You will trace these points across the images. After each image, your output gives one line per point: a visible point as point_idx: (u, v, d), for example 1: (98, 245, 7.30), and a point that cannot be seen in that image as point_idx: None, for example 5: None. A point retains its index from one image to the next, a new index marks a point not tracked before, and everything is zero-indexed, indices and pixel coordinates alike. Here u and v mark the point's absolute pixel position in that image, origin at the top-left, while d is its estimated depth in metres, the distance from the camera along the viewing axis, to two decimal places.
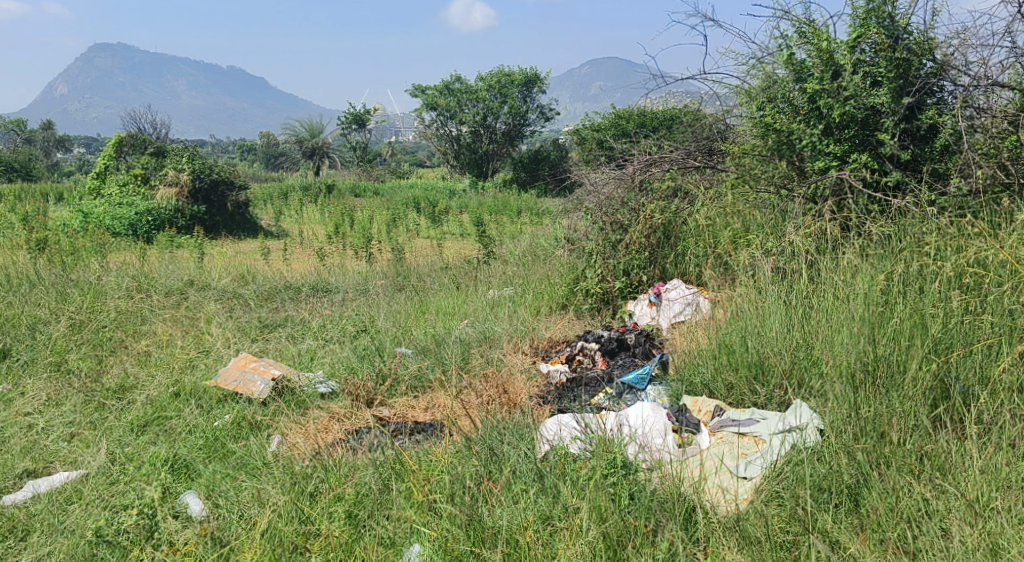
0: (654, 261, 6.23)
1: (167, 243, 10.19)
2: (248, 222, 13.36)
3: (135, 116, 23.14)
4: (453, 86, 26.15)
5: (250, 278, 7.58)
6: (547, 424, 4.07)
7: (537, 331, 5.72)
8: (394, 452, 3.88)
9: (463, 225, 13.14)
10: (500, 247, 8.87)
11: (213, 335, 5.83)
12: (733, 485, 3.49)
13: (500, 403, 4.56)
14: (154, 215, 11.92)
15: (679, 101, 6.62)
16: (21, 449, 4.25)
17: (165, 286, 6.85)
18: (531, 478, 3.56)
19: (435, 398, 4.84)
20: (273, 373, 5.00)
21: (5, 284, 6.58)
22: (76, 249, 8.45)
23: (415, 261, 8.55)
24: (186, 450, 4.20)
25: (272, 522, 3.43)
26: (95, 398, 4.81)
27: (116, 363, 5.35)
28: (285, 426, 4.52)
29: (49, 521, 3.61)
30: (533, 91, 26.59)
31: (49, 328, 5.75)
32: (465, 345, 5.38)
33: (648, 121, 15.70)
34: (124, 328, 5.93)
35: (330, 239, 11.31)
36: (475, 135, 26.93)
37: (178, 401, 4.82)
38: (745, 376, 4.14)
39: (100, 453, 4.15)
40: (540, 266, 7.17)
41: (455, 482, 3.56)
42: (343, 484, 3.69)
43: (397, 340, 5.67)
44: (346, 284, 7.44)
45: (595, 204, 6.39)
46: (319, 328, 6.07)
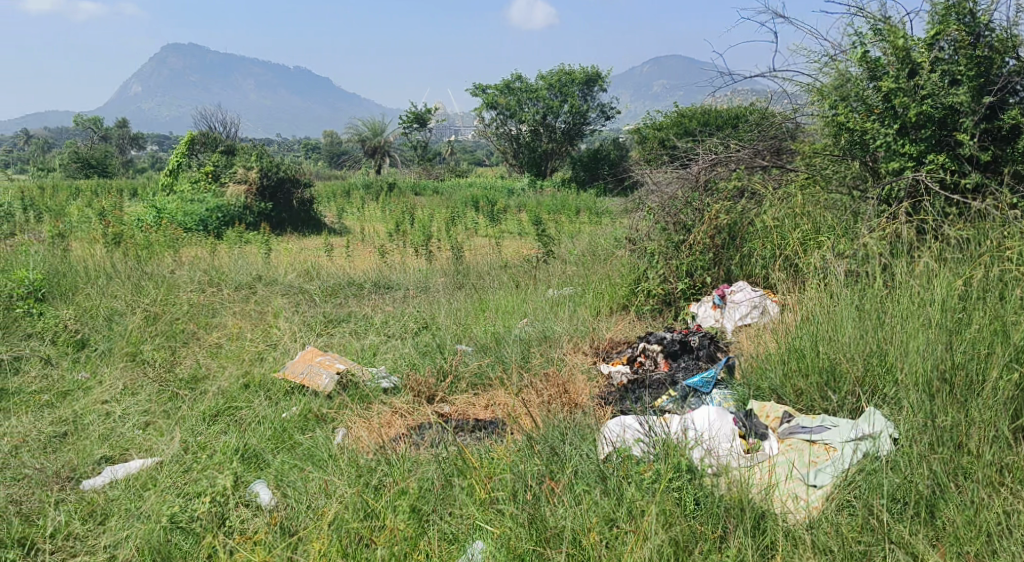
0: (718, 262, 6.10)
1: (236, 239, 10.46)
2: (313, 219, 13.61)
3: (205, 115, 23.78)
4: (514, 85, 26.23)
5: (315, 273, 7.72)
6: (610, 425, 4.02)
7: (598, 331, 5.69)
8: (458, 448, 3.91)
9: (522, 224, 13.17)
10: (559, 247, 8.82)
11: (281, 329, 5.96)
12: (804, 493, 3.41)
13: (562, 403, 4.54)
14: (224, 212, 12.22)
15: (745, 98, 6.61)
16: (100, 435, 4.37)
17: (234, 280, 7.04)
18: (594, 479, 3.54)
19: (496, 396, 4.86)
20: (338, 366, 5.09)
21: (85, 276, 6.82)
22: (150, 244, 8.73)
23: (475, 261, 8.56)
24: (255, 440, 4.30)
25: (339, 514, 3.50)
26: (169, 387, 4.96)
27: (189, 354, 5.49)
28: (350, 419, 4.61)
29: (126, 506, 3.70)
30: (594, 90, 26.47)
31: (125, 320, 5.93)
32: (526, 344, 5.38)
33: (712, 119, 15.50)
34: (196, 321, 6.10)
35: (391, 236, 11.44)
36: (535, 134, 26.89)
37: (248, 392, 4.95)
38: (816, 382, 4.04)
39: (174, 441, 4.27)
40: (600, 266, 7.13)
41: (518, 480, 3.58)
42: (407, 478, 3.74)
43: (458, 338, 5.69)
44: (406, 281, 7.52)
45: (658, 205, 6.34)
46: (382, 324, 6.17)
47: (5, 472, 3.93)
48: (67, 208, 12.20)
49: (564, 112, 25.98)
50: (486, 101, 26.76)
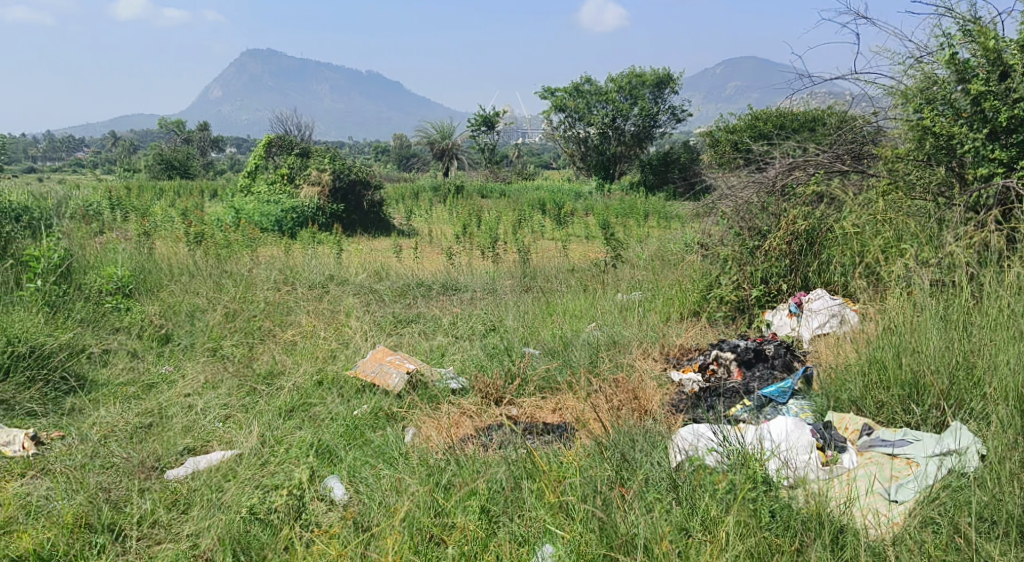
0: (795, 269, 5.94)
1: (310, 240, 10.71)
2: (383, 221, 13.82)
3: (282, 118, 24.40)
4: (583, 87, 26.13)
5: (385, 274, 7.83)
6: (682, 433, 3.97)
7: (669, 337, 5.61)
8: (527, 451, 3.91)
9: (589, 227, 13.11)
10: (628, 251, 8.73)
11: (353, 327, 6.07)
12: (885, 508, 3.33)
13: (632, 409, 4.51)
14: (298, 213, 12.51)
15: (821, 101, 6.37)
16: (182, 427, 4.51)
17: (308, 279, 7.19)
18: (665, 487, 3.51)
19: (564, 400, 4.84)
20: (408, 365, 5.15)
21: (168, 274, 7.05)
22: (229, 244, 8.99)
23: (542, 264, 8.55)
24: (328, 436, 4.39)
25: (411, 511, 3.56)
26: (248, 382, 5.10)
27: (265, 351, 5.64)
28: (420, 418, 4.65)
29: (208, 496, 3.81)
30: (666, 93, 26.02)
31: (206, 316, 6.13)
32: (595, 348, 5.35)
33: (788, 121, 15.17)
34: (273, 318, 6.25)
35: (459, 238, 11.55)
36: (604, 137, 26.75)
37: (321, 389, 5.06)
38: (898, 394, 3.92)
39: (252, 435, 4.39)
40: (670, 272, 7.05)
41: (588, 485, 3.57)
42: (476, 479, 3.78)
43: (526, 341, 5.71)
44: (474, 283, 7.56)
45: (732, 208, 6.27)
46: (450, 325, 6.23)
47: (94, 460, 4.09)
48: (152, 208, 12.67)
49: (634, 114, 25.73)
50: (555, 104, 26.75)
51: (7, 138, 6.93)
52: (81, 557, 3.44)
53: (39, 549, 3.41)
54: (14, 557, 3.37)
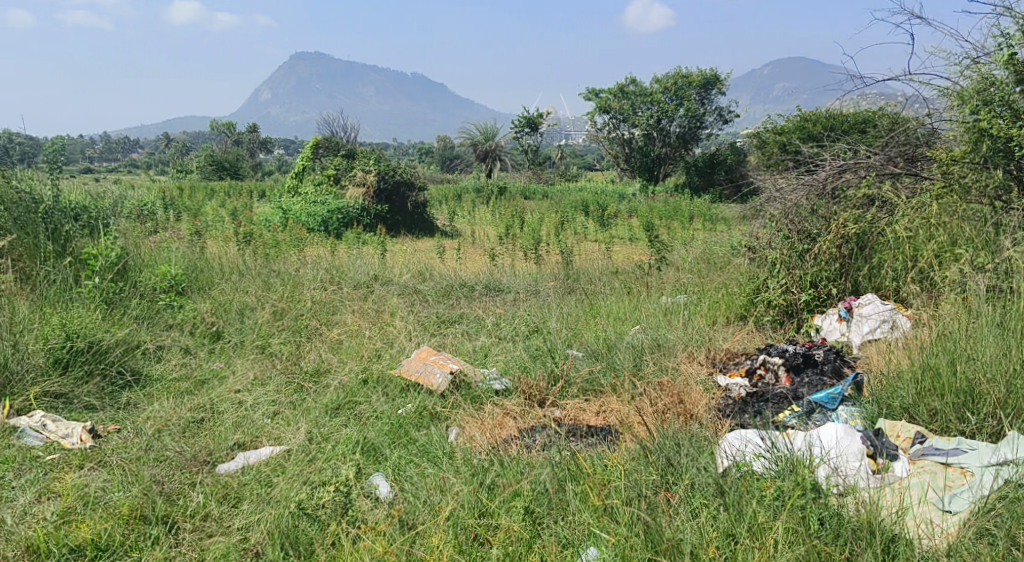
0: (845, 273, 5.87)
1: (355, 240, 10.83)
2: (426, 221, 13.91)
3: (328, 120, 24.73)
4: (628, 88, 26.01)
5: (428, 274, 7.88)
6: (729, 439, 3.93)
7: (715, 341, 5.55)
8: (571, 453, 3.91)
9: (633, 230, 13.03)
10: (673, 253, 8.65)
11: (397, 327, 6.12)
12: (938, 519, 3.27)
13: (677, 413, 4.47)
14: (344, 213, 12.65)
15: (872, 102, 6.23)
16: (233, 423, 4.60)
17: (354, 279, 7.28)
18: (711, 492, 3.49)
19: (608, 402, 4.82)
20: (452, 366, 5.17)
21: (219, 273, 7.19)
22: (277, 244, 9.13)
23: (585, 265, 8.52)
24: (374, 434, 4.44)
25: (455, 511, 3.59)
26: (296, 380, 5.19)
27: (312, 349, 5.73)
28: (463, 418, 4.67)
29: (257, 491, 3.89)
30: (712, 93, 25.80)
31: (256, 314, 6.24)
32: (639, 351, 5.32)
33: (839, 123, 14.90)
34: (319, 317, 6.33)
35: (502, 239, 11.57)
36: (649, 139, 26.57)
37: (366, 388, 5.11)
38: (953, 402, 3.84)
39: (300, 432, 4.46)
40: (715, 275, 6.99)
41: (633, 488, 3.56)
42: (520, 480, 3.79)
43: (570, 343, 5.70)
44: (517, 284, 7.57)
45: (780, 211, 6.19)
46: (493, 326, 6.25)
47: (149, 454, 4.19)
48: (202, 208, 12.93)
49: (679, 116, 25.50)
50: (600, 105, 26.65)
51: (67, 139, 7.14)
52: (137, 548, 3.53)
53: (97, 540, 3.50)
54: (73, 547, 3.47)
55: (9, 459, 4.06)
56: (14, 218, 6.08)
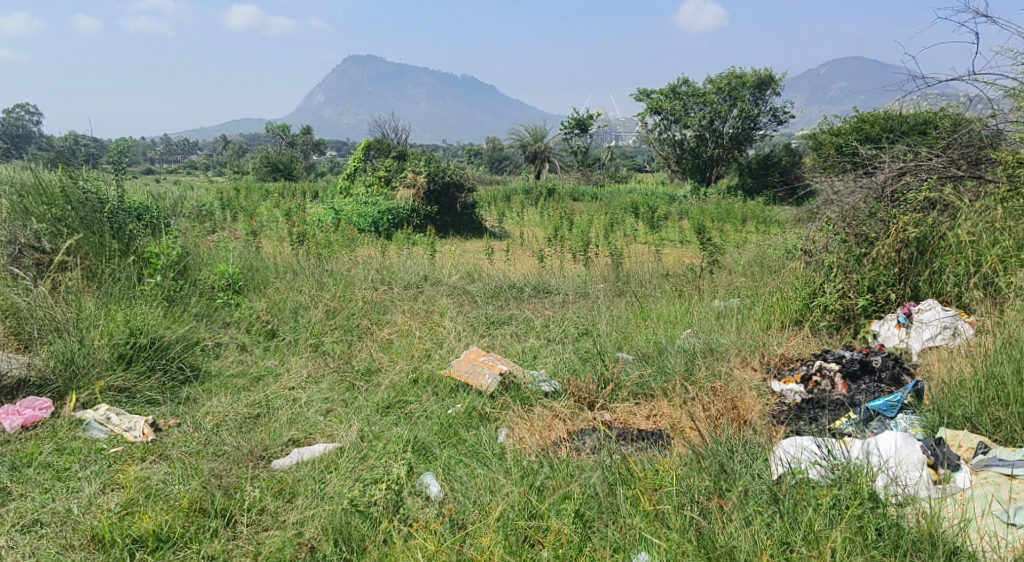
0: (904, 278, 5.73)
1: (405, 242, 10.92)
2: (475, 223, 13.95)
3: (379, 121, 25.01)
4: (680, 89, 25.77)
5: (477, 275, 7.91)
6: (784, 446, 3.88)
7: (769, 345, 5.47)
8: (622, 456, 3.89)
9: (684, 232, 12.89)
10: (725, 256, 8.54)
11: (447, 328, 6.16)
12: (1002, 532, 3.21)
13: (730, 419, 4.42)
14: (394, 214, 12.77)
15: (933, 103, 6.05)
16: (288, 420, 4.68)
17: (404, 280, 7.35)
18: (766, 499, 3.47)
19: (659, 406, 4.78)
20: (501, 367, 5.18)
21: (273, 272, 7.32)
22: (329, 244, 9.26)
23: (635, 268, 8.45)
24: (424, 433, 4.48)
25: (505, 512, 3.61)
26: (348, 378, 5.26)
27: (364, 348, 5.80)
28: (512, 419, 4.67)
29: (311, 487, 3.95)
30: (767, 93, 25.41)
31: (308, 312, 6.34)
32: (691, 355, 5.26)
33: (900, 124, 14.54)
34: (370, 317, 6.41)
35: (551, 241, 11.55)
36: (701, 140, 26.28)
37: (417, 387, 5.16)
38: (1017, 413, 3.79)
39: (352, 429, 4.52)
40: (769, 278, 6.88)
41: (685, 494, 3.56)
42: (570, 482, 3.79)
43: (620, 346, 5.67)
44: (566, 286, 7.56)
45: (837, 214, 6.05)
46: (542, 328, 6.25)
47: (207, 448, 4.29)
48: (257, 209, 13.17)
49: (732, 117, 25.15)
50: (651, 106, 26.44)
51: (131, 141, 7.34)
52: (195, 540, 3.61)
53: (158, 531, 3.60)
54: (136, 538, 3.56)
55: (75, 451, 4.19)
56: (81, 217, 6.24)
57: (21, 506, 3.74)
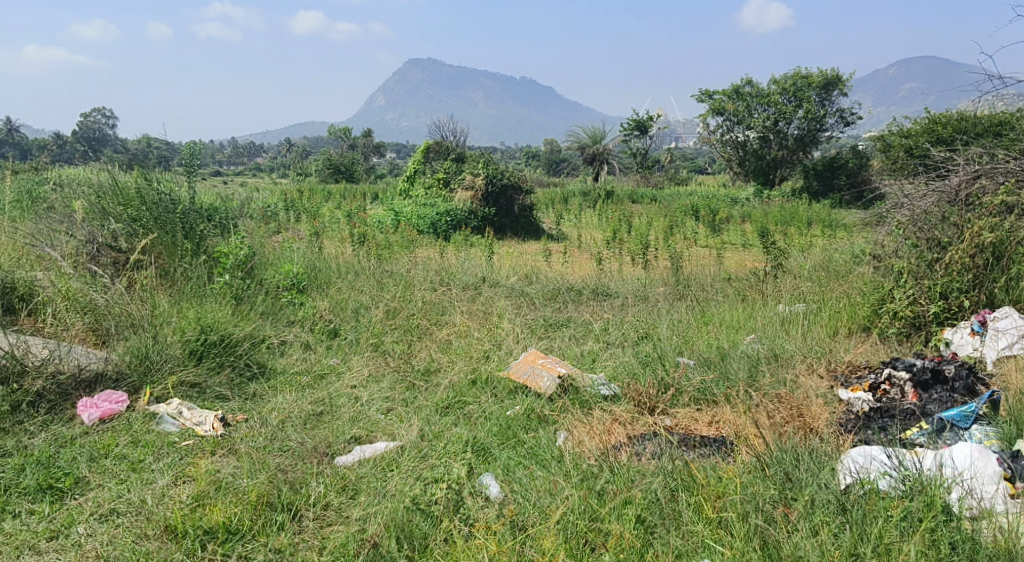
0: (979, 285, 5.53)
1: (462, 243, 10.99)
2: (532, 225, 13.93)
3: (438, 123, 25.25)
4: (744, 90, 25.42)
5: (535, 277, 7.92)
6: (851, 454, 3.78)
7: (836, 353, 5.34)
8: (684, 462, 3.85)
9: (746, 235, 12.69)
10: (789, 260, 8.38)
11: (506, 329, 6.17)
12: None
13: (795, 427, 4.34)
14: (453, 216, 12.86)
15: (1012, 102, 5.82)
16: (350, 417, 4.75)
17: (463, 281, 7.39)
18: (833, 510, 3.43)
19: (721, 413, 4.70)
20: (560, 370, 5.17)
21: (335, 272, 7.45)
22: (389, 246, 9.38)
23: (695, 271, 8.34)
24: (484, 434, 4.50)
25: (566, 515, 3.61)
26: (408, 378, 5.31)
27: (423, 348, 5.85)
28: (571, 422, 4.65)
29: (374, 484, 4.01)
30: (834, 94, 24.86)
31: (369, 312, 6.43)
32: (755, 361, 5.18)
33: (975, 125, 14.06)
34: (429, 317, 6.47)
35: (609, 244, 11.48)
36: (764, 141, 25.82)
37: (475, 388, 5.19)
38: None
39: (413, 428, 4.57)
40: (835, 284, 6.73)
41: (749, 502, 3.52)
42: (630, 487, 3.77)
43: (681, 350, 5.61)
44: (625, 289, 7.52)
45: (908, 218, 5.90)
46: (602, 331, 6.22)
47: (273, 443, 4.39)
48: (319, 210, 13.40)
49: (797, 118, 24.66)
50: (712, 107, 26.09)
51: (201, 144, 7.54)
52: (263, 533, 3.70)
53: (228, 523, 3.69)
54: (207, 529, 3.66)
55: (149, 443, 4.32)
56: (155, 217, 6.45)
57: (99, 496, 3.88)
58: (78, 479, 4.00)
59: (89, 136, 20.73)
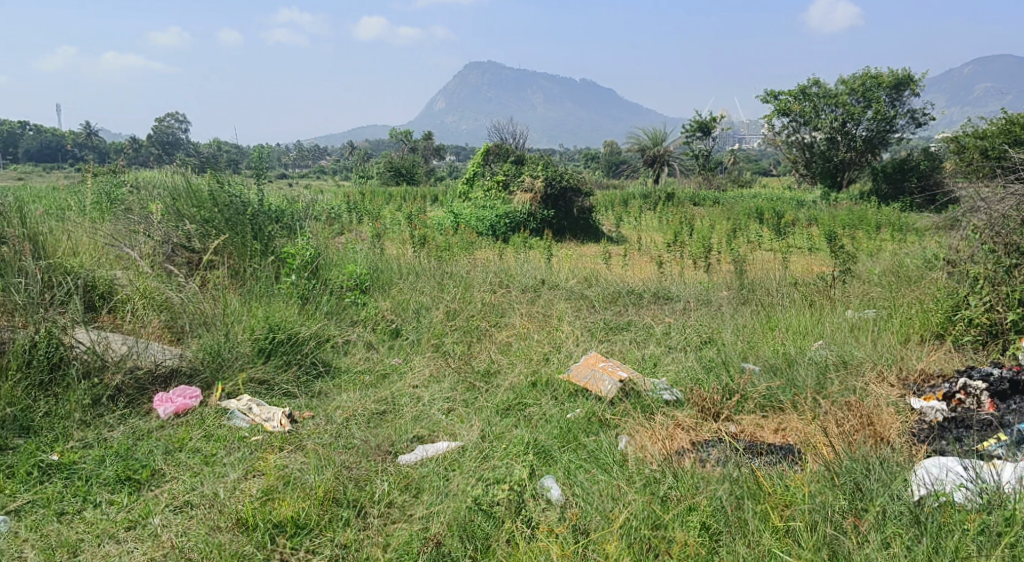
0: None
1: (522, 245, 11.02)
2: (591, 228, 13.82)
3: (497, 126, 25.36)
4: (810, 90, 24.88)
5: (595, 280, 7.88)
6: (926, 465, 3.74)
7: (907, 360, 5.20)
8: (750, 469, 3.80)
9: (812, 239, 12.41)
10: (857, 265, 8.16)
11: (565, 332, 6.17)
12: None
13: (866, 436, 4.24)
14: (512, 218, 12.91)
15: None
16: (412, 417, 4.81)
17: (522, 283, 7.41)
18: (906, 521, 3.39)
19: (788, 420, 4.62)
20: (621, 373, 5.14)
21: (397, 273, 7.54)
22: (450, 247, 9.45)
23: (759, 275, 8.20)
24: (544, 437, 4.50)
25: (629, 520, 3.60)
26: (468, 379, 5.35)
27: (483, 350, 5.89)
28: (633, 426, 4.62)
29: (436, 484, 4.05)
30: (905, 94, 24.14)
31: (430, 313, 6.50)
32: (823, 368, 5.07)
33: None
34: (489, 319, 6.50)
35: (670, 246, 11.36)
36: (832, 143, 25.26)
37: (536, 390, 5.20)
38: None
39: (474, 429, 4.60)
40: (906, 290, 6.54)
41: (818, 512, 3.48)
42: (694, 493, 3.73)
43: (745, 355, 5.52)
44: (688, 293, 7.43)
45: (985, 222, 5.71)
46: (663, 335, 6.17)
47: (339, 440, 4.47)
48: (381, 212, 13.58)
49: (866, 118, 24.01)
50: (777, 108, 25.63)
51: (269, 147, 7.72)
52: (330, 528, 3.76)
53: (296, 518, 3.76)
54: (276, 523, 3.74)
55: (221, 438, 4.45)
56: (226, 219, 6.66)
57: (174, 488, 4.00)
58: (154, 471, 4.14)
59: (164, 138, 21.33)
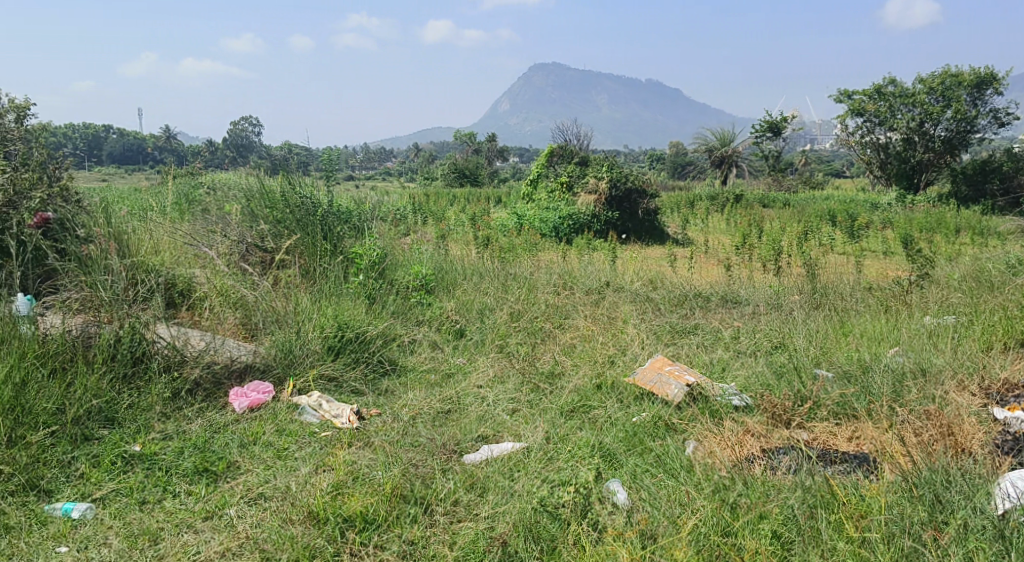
0: None
1: (586, 247, 10.98)
2: (656, 230, 13.67)
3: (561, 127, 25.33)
4: (886, 89, 24.12)
5: (660, 283, 7.79)
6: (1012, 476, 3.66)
7: (990, 369, 5.00)
8: (823, 478, 3.72)
9: (888, 243, 12.02)
10: (936, 269, 7.86)
11: (630, 335, 6.12)
12: None
13: (946, 446, 4.11)
14: (575, 219, 12.95)
15: None
16: (477, 416, 4.84)
17: (586, 285, 7.37)
18: (989, 536, 3.31)
19: (863, 428, 4.50)
20: (688, 378, 5.07)
21: (462, 273, 7.59)
22: (514, 248, 9.47)
23: (831, 279, 7.99)
24: (610, 439, 4.48)
25: (697, 526, 3.56)
26: (533, 380, 5.36)
27: (548, 351, 5.89)
28: (701, 431, 4.55)
29: (501, 483, 4.07)
30: (986, 93, 22.98)
31: (495, 314, 6.52)
32: (899, 375, 4.91)
33: None
34: (553, 320, 6.49)
35: (737, 249, 11.17)
36: (908, 143, 24.49)
37: (601, 393, 5.17)
38: None
39: (539, 431, 4.60)
40: (988, 296, 6.29)
41: (896, 523, 3.40)
42: (765, 501, 3.65)
43: (816, 362, 5.39)
44: (756, 297, 7.29)
45: None
46: (731, 339, 6.08)
47: (406, 438, 4.53)
48: (446, 213, 13.71)
49: (946, 117, 23.06)
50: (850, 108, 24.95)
51: (338, 149, 7.85)
52: (397, 524, 3.82)
53: (364, 513, 3.82)
54: (346, 517, 3.81)
55: (292, 433, 4.55)
56: (297, 219, 6.78)
57: (249, 480, 4.11)
58: (230, 464, 4.26)
59: (238, 141, 21.96)
